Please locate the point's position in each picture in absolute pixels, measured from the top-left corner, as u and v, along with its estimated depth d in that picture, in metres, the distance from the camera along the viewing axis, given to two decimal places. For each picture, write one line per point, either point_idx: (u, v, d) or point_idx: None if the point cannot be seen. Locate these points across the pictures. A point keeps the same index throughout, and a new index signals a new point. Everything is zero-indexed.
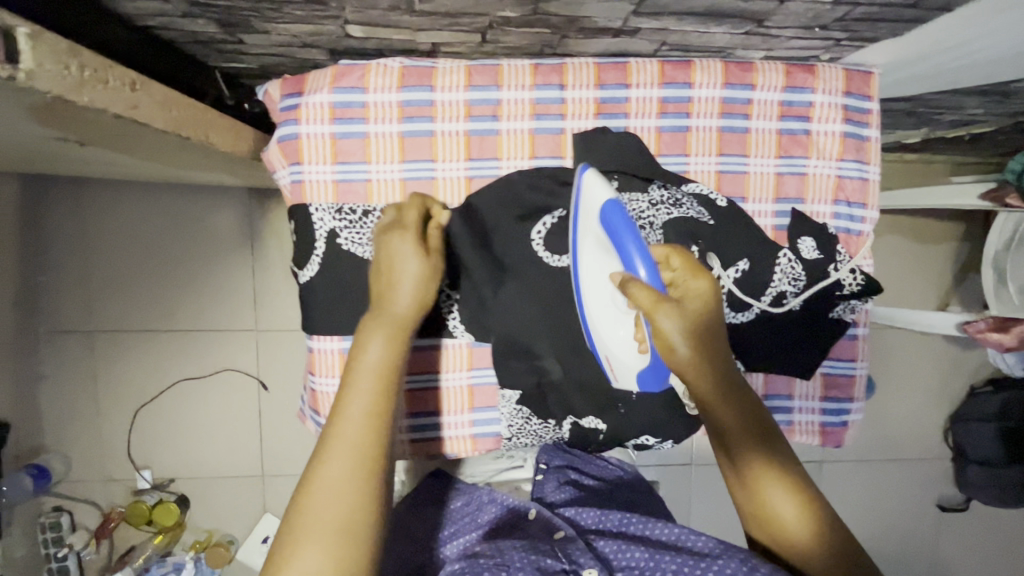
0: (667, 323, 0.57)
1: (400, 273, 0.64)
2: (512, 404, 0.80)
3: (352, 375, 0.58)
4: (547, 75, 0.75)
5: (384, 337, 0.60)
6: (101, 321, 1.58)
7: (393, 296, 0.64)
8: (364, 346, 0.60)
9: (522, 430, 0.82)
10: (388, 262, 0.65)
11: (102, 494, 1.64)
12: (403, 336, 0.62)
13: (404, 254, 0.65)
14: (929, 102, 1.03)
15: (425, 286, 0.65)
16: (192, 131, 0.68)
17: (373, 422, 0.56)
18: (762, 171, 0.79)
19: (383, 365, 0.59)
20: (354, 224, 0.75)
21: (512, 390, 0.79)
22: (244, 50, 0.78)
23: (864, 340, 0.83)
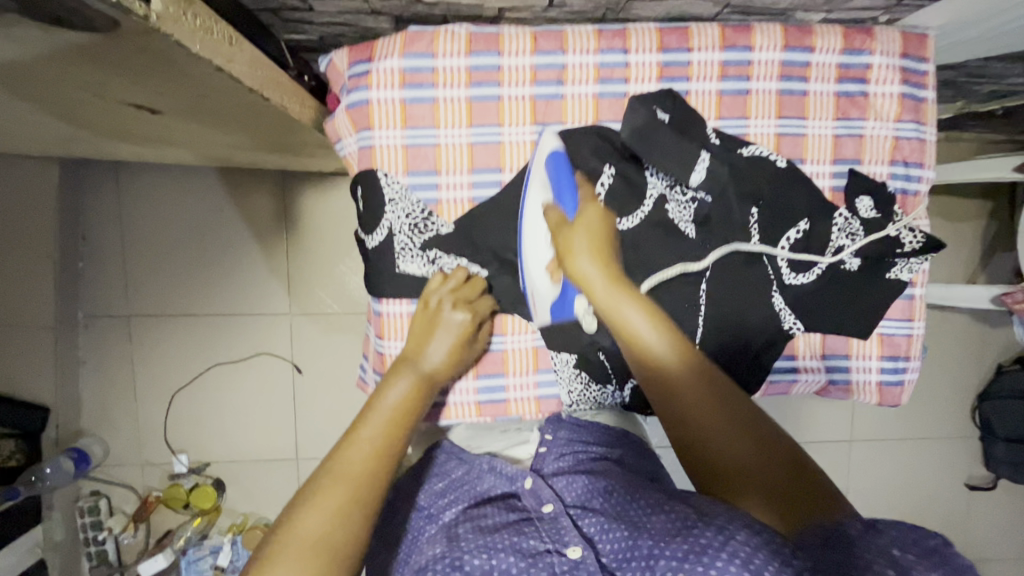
0: (569, 240, 0.71)
1: (437, 339, 0.73)
2: (569, 367, 0.81)
3: (374, 409, 0.65)
4: (611, 40, 0.77)
5: (409, 384, 0.69)
6: (141, 305, 1.62)
7: (428, 353, 0.72)
8: (389, 388, 0.67)
9: (580, 397, 0.83)
10: (432, 325, 0.73)
11: (139, 478, 1.66)
12: (425, 387, 0.70)
13: (444, 325, 0.73)
14: (970, 71, 1.04)
15: (459, 351, 0.74)
16: (269, 95, 0.70)
17: (379, 457, 0.61)
18: (820, 133, 0.80)
19: (406, 403, 0.67)
20: (416, 229, 0.78)
21: (569, 352, 0.80)
22: (310, 19, 0.79)
23: (919, 299, 0.84)
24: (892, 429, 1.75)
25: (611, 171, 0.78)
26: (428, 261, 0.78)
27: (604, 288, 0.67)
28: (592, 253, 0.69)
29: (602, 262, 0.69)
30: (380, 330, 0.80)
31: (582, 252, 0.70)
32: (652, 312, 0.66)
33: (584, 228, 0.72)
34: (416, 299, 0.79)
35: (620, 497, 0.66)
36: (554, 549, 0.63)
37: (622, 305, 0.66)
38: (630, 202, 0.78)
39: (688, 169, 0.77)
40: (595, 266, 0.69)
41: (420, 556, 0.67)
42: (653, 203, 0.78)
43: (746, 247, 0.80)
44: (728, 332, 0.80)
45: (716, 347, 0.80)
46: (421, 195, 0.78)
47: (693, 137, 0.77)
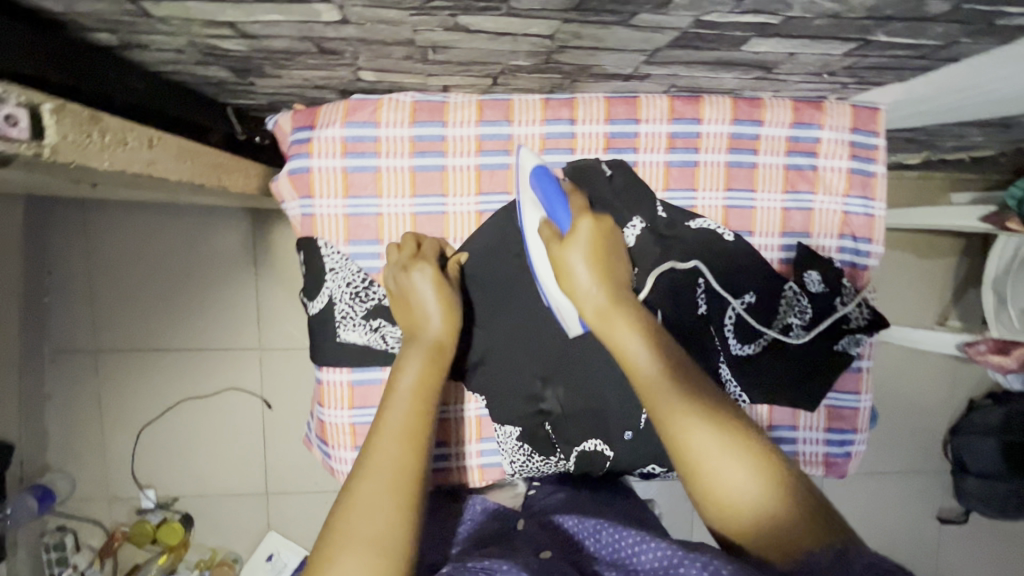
0: (562, 257, 0.67)
1: (426, 302, 0.68)
2: (512, 440, 0.80)
3: (390, 396, 0.61)
4: (557, 110, 0.76)
5: (419, 361, 0.64)
6: (107, 340, 1.61)
7: (426, 325, 0.68)
8: (400, 371, 0.63)
9: (524, 467, 0.82)
10: (413, 296, 0.69)
11: (107, 513, 1.65)
12: (437, 359, 0.66)
13: (424, 285, 0.69)
14: (930, 131, 1.04)
15: (453, 311, 0.69)
16: (204, 176, 0.69)
17: (412, 430, 0.58)
18: (769, 206, 0.80)
19: (421, 382, 0.63)
20: (356, 297, 0.76)
21: (512, 426, 0.79)
22: (255, 90, 0.78)
23: (868, 372, 0.84)
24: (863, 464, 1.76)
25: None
26: (370, 329, 0.76)
27: (597, 300, 0.64)
28: (587, 259, 0.66)
29: (600, 281, 0.65)
30: (321, 397, 0.80)
31: (572, 251, 0.67)
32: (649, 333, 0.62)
33: (578, 242, 0.67)
34: (357, 367, 0.78)
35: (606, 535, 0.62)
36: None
37: (616, 323, 0.62)
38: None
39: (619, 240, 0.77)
40: (591, 277, 0.65)
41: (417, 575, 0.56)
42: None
43: (692, 316, 0.78)
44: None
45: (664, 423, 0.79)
46: (363, 262, 0.77)
47: (639, 215, 0.77)
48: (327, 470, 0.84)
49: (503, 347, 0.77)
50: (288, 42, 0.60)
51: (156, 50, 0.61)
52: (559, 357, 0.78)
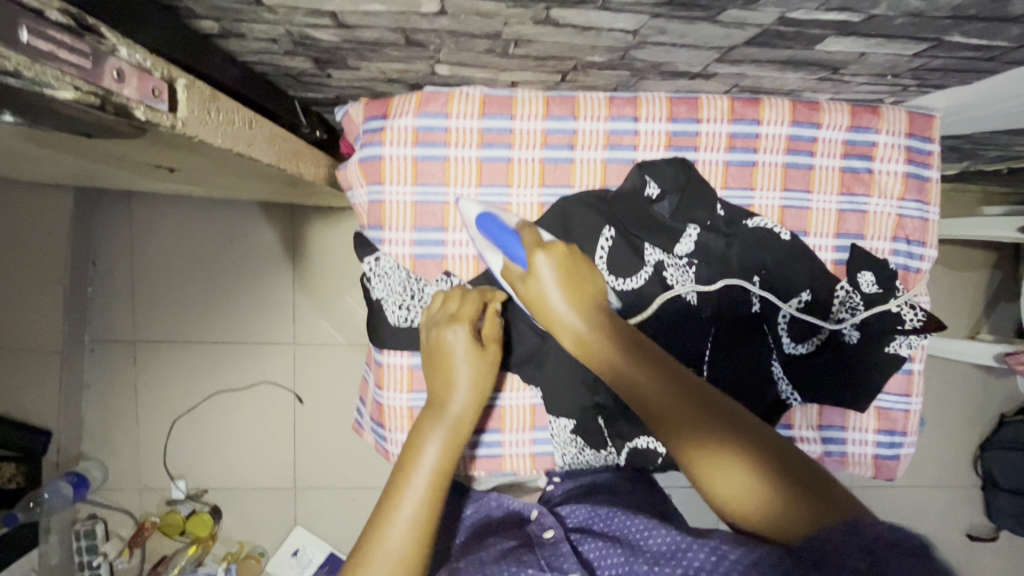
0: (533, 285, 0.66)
1: (458, 373, 0.69)
2: (566, 433, 0.81)
3: (409, 471, 0.62)
4: (621, 107, 0.78)
5: (441, 439, 0.65)
6: (147, 331, 1.64)
7: (451, 396, 0.68)
8: (422, 446, 0.64)
9: (575, 461, 0.83)
10: (448, 359, 0.70)
11: (137, 502, 1.66)
12: (458, 438, 0.66)
13: (460, 354, 0.70)
14: (974, 140, 1.05)
15: (481, 383, 0.70)
16: (284, 161, 0.72)
17: (423, 522, 0.59)
18: (824, 207, 0.81)
19: (439, 468, 0.63)
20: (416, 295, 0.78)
21: (568, 419, 0.80)
22: (328, 83, 0.82)
23: (918, 374, 0.85)
24: None
25: (610, 233, 0.78)
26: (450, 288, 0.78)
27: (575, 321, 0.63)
28: (555, 275, 0.65)
29: (569, 299, 0.64)
30: (380, 379, 0.82)
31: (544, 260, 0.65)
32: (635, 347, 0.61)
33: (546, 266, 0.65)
34: (417, 353, 0.79)
35: (617, 520, 0.67)
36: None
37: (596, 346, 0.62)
38: (633, 264, 0.78)
39: (670, 245, 0.78)
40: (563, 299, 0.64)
41: None
42: (655, 265, 0.78)
43: (747, 313, 0.80)
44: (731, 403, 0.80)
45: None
46: (427, 249, 0.78)
47: (698, 213, 0.79)
48: (380, 453, 0.86)
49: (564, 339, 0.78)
50: (380, 32, 0.63)
51: (251, 39, 0.65)
52: None
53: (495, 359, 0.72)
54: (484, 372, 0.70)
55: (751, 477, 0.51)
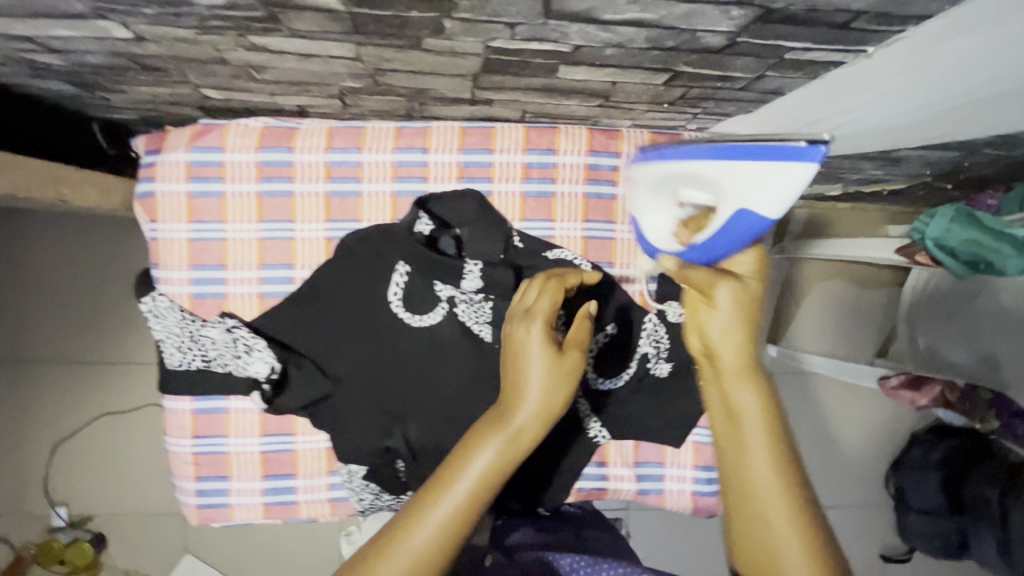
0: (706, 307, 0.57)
1: (529, 378, 0.54)
2: (359, 479, 0.77)
3: (448, 478, 0.52)
4: (410, 138, 0.75)
5: (495, 451, 0.53)
6: (26, 352, 1.57)
7: (520, 401, 0.54)
8: (473, 453, 0.53)
9: (374, 505, 0.79)
10: (521, 354, 0.56)
11: (16, 531, 1.59)
12: (517, 456, 0.54)
13: (534, 349, 0.55)
14: (824, 163, 1.04)
15: (558, 391, 0.55)
16: (33, 188, 0.68)
17: (445, 539, 0.50)
18: (627, 238, 0.79)
19: (483, 480, 0.52)
20: (189, 337, 0.72)
21: (358, 465, 0.76)
22: (116, 105, 0.78)
23: None
24: None
25: (404, 268, 0.73)
26: (226, 330, 0.72)
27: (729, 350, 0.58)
28: (738, 318, 0.57)
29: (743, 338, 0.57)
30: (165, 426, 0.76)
31: (714, 311, 0.57)
32: (775, 410, 0.58)
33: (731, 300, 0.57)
34: (200, 397, 0.75)
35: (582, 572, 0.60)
36: None
37: (737, 386, 0.58)
38: (427, 298, 0.73)
39: (457, 279, 0.73)
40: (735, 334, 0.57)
41: None
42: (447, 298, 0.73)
43: None
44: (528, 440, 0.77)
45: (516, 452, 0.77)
46: (207, 289, 0.74)
47: (491, 238, 0.73)
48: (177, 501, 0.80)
49: (347, 375, 0.74)
50: (103, 57, 0.59)
51: None
52: (407, 388, 0.73)
53: (576, 365, 0.56)
54: (562, 377, 0.55)
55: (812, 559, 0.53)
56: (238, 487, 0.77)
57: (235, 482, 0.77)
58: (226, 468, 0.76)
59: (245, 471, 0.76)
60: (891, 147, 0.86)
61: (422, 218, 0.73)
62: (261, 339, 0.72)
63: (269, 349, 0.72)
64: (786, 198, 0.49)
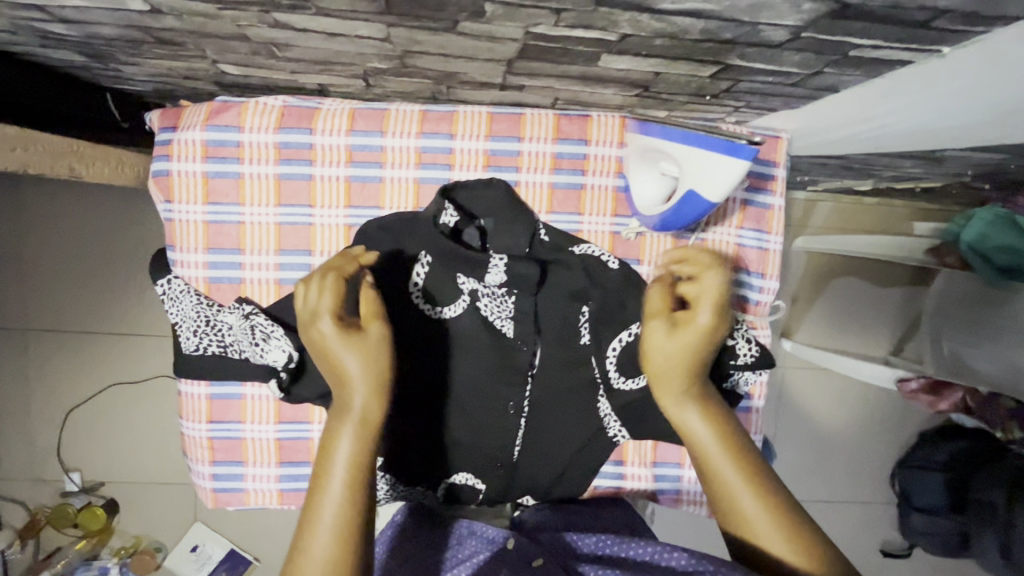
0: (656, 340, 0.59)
1: (344, 369, 0.53)
2: (374, 470, 0.75)
3: (318, 486, 0.50)
4: (435, 123, 0.72)
5: (349, 442, 0.52)
6: (36, 320, 1.56)
7: (347, 390, 0.54)
8: (328, 454, 0.51)
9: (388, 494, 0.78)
10: (331, 355, 0.54)
11: (29, 494, 1.61)
12: (375, 432, 0.53)
13: (340, 344, 0.54)
14: (859, 160, 0.99)
15: (377, 368, 0.54)
16: (45, 165, 0.65)
17: (347, 534, 0.49)
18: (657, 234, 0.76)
19: (354, 467, 0.51)
20: (205, 322, 0.71)
21: (373, 457, 0.73)
22: (129, 77, 0.75)
23: (757, 413, 0.81)
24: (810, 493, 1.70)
25: (427, 260, 0.69)
26: (243, 316, 0.70)
27: (674, 382, 0.58)
28: (679, 339, 0.58)
29: (683, 362, 0.58)
30: (180, 409, 0.76)
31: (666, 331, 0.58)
32: (724, 424, 0.58)
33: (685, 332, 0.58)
34: (216, 381, 0.74)
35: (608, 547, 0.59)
36: None
37: (685, 410, 0.58)
38: (450, 291, 0.70)
39: (480, 272, 0.70)
40: (677, 361, 0.58)
41: None
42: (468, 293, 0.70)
43: (574, 346, 0.73)
44: (547, 440, 0.75)
45: (535, 450, 0.75)
46: (224, 273, 0.72)
47: (518, 233, 0.71)
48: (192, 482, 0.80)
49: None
50: (116, 29, 0.56)
51: None
52: (425, 381, 0.71)
53: (386, 332, 0.56)
54: (374, 351, 0.54)
55: (824, 571, 0.50)
56: (253, 472, 0.76)
57: (251, 468, 0.76)
58: (241, 454, 0.76)
59: (260, 457, 0.76)
60: (937, 147, 0.82)
61: (448, 210, 0.69)
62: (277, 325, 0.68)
63: (287, 337, 0.68)
64: (726, 185, 0.59)
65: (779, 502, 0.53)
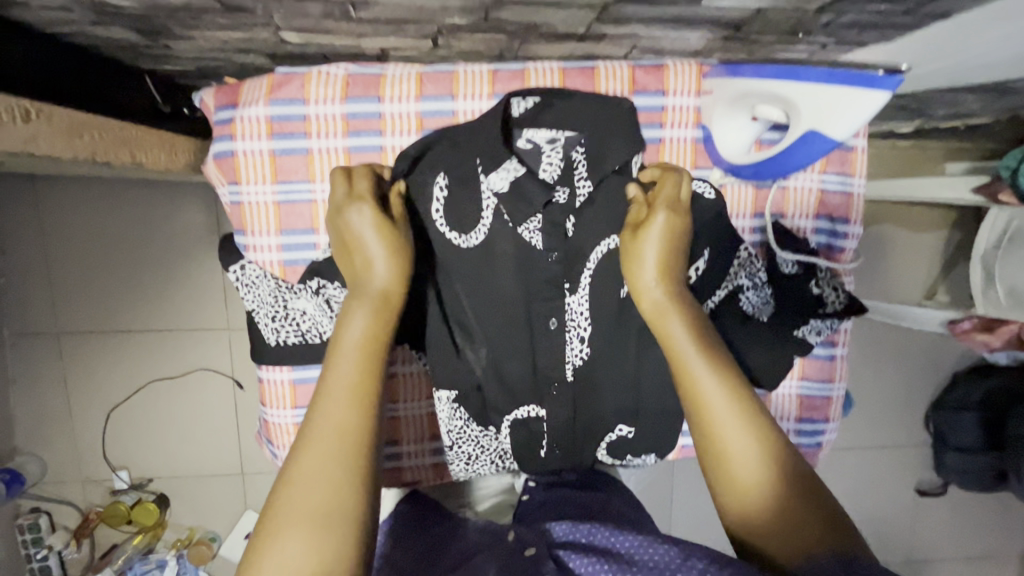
0: (632, 244, 0.64)
1: (368, 250, 0.60)
2: (448, 404, 0.76)
3: (335, 354, 0.55)
4: (507, 83, 0.69)
5: (367, 312, 0.57)
6: (68, 322, 1.53)
7: (371, 271, 0.60)
8: (346, 322, 0.56)
9: (463, 436, 0.79)
10: (354, 241, 0.61)
11: (81, 493, 1.63)
12: (388, 311, 0.58)
13: (364, 226, 0.60)
14: (919, 98, 0.96)
15: (401, 257, 0.61)
16: (110, 154, 0.62)
17: (353, 406, 0.51)
18: (740, 185, 0.74)
19: (366, 341, 0.55)
20: (286, 305, 0.69)
21: (447, 391, 0.75)
22: (176, 54, 0.71)
23: (842, 360, 0.79)
24: (849, 440, 1.72)
25: (518, 169, 0.69)
26: (314, 294, 0.68)
27: (654, 290, 0.62)
28: (659, 240, 0.63)
29: (660, 272, 0.63)
30: (263, 397, 0.74)
31: (640, 238, 0.64)
32: (705, 333, 0.60)
33: (655, 233, 0.64)
34: (298, 366, 0.72)
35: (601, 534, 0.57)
36: None
37: (668, 317, 0.61)
38: (471, 214, 0.70)
39: (569, 177, 0.71)
40: (655, 264, 0.63)
41: None
42: (513, 218, 0.70)
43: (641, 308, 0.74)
44: (616, 376, 0.76)
45: (599, 380, 0.77)
46: (298, 255, 0.70)
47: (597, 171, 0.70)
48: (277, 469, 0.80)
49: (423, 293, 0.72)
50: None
51: (38, 8, 0.54)
52: (511, 339, 0.74)
53: (405, 228, 0.63)
54: (395, 238, 0.61)
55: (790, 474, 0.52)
56: None
57: None
58: None
59: None
60: (1013, 75, 0.79)
61: (536, 131, 0.71)
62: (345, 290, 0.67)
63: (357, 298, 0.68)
64: (857, 121, 0.56)
65: (755, 404, 0.56)
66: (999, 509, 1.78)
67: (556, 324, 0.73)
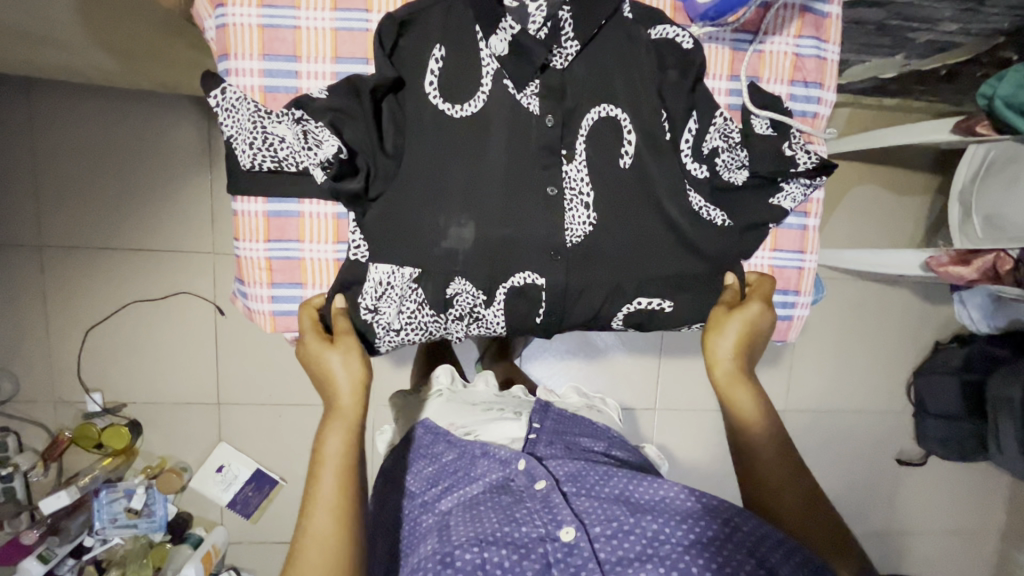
0: (722, 317, 0.76)
1: (330, 374, 0.70)
2: (407, 282, 0.74)
3: (318, 465, 0.66)
4: None
5: (339, 432, 0.68)
6: (49, 234, 1.44)
7: (336, 394, 0.69)
8: (323, 441, 0.67)
9: (411, 320, 0.77)
10: (323, 370, 0.71)
11: (51, 415, 1.51)
12: (355, 426, 0.69)
13: (324, 352, 0.71)
14: (896, 10, 0.99)
15: (359, 373, 0.70)
16: None
17: (341, 497, 0.64)
18: (718, 44, 0.76)
19: (342, 454, 0.67)
20: (262, 129, 0.68)
21: (411, 268, 0.73)
22: None
23: (813, 231, 0.83)
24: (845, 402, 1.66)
25: (513, 28, 0.70)
26: (294, 122, 0.67)
27: (727, 366, 0.75)
28: (732, 342, 0.75)
29: (737, 351, 0.75)
30: (237, 231, 0.75)
31: (722, 327, 0.76)
32: (767, 407, 0.74)
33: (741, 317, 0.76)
34: (273, 198, 0.73)
35: (618, 480, 0.72)
36: (549, 533, 0.67)
37: (739, 389, 0.75)
38: (466, 86, 0.71)
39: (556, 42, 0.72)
40: (732, 350, 0.75)
41: (415, 551, 0.69)
42: (514, 83, 0.72)
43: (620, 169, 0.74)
44: (619, 236, 0.75)
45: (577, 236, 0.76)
46: (279, 81, 0.71)
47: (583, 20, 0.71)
48: (244, 316, 0.80)
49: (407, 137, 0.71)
50: None
51: None
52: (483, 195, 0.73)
53: (355, 341, 0.71)
54: (353, 354, 0.70)
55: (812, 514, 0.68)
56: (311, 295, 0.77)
57: (309, 290, 0.76)
58: (303, 280, 0.76)
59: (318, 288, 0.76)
60: None
61: None
62: (325, 128, 0.66)
63: (333, 135, 0.67)
64: None
65: (793, 467, 0.71)
66: (987, 479, 1.74)
67: (554, 191, 0.73)
